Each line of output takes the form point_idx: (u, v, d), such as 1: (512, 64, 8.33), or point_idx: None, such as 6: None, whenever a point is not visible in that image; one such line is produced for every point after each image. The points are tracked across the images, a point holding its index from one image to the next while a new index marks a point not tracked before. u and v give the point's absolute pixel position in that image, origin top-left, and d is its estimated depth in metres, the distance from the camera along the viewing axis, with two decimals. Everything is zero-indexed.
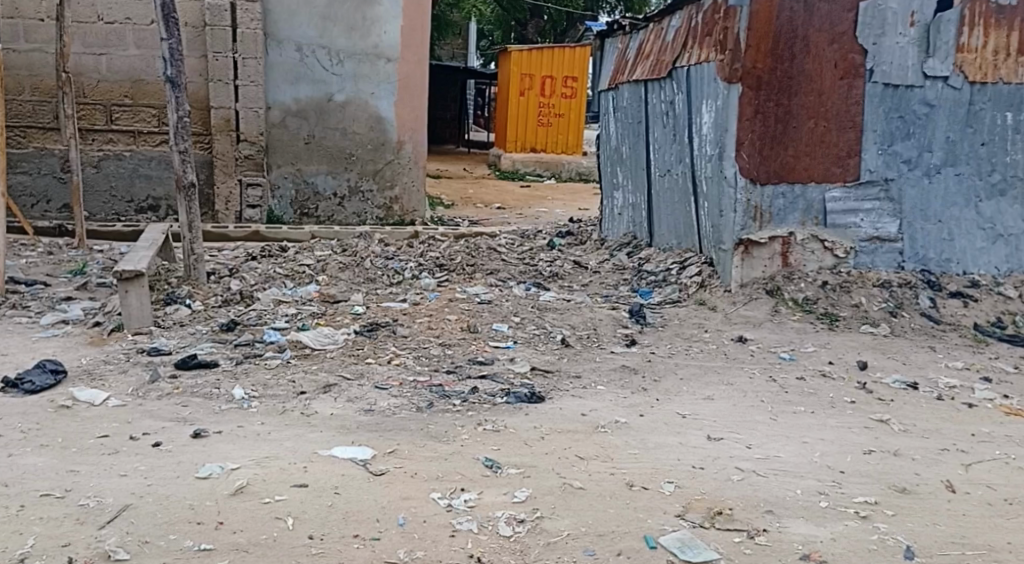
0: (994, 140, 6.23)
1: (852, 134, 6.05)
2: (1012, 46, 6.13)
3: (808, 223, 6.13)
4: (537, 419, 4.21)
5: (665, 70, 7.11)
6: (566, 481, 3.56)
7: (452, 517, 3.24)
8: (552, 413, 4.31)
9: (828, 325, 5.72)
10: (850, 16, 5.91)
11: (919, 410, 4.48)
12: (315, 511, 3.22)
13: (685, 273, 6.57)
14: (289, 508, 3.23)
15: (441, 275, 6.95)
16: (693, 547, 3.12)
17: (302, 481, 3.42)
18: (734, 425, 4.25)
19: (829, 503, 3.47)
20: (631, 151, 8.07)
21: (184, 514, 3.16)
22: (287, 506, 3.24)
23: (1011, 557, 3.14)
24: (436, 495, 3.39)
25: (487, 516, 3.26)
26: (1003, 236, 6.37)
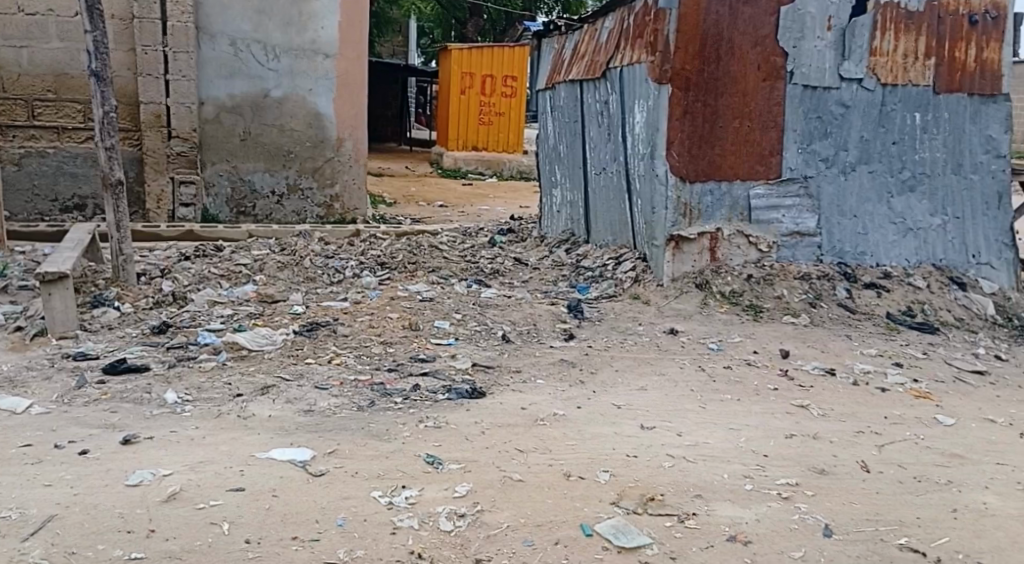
0: (905, 139, 6.50)
1: (774, 133, 6.30)
2: (921, 50, 6.39)
3: (734, 219, 6.37)
4: (479, 414, 4.32)
5: (599, 70, 7.28)
6: (507, 474, 3.67)
7: (393, 514, 3.33)
8: (493, 407, 4.43)
9: (753, 317, 5.94)
10: (771, 20, 6.16)
11: (838, 395, 4.71)
12: (252, 515, 3.28)
13: (621, 269, 6.75)
14: (225, 513, 3.28)
15: (383, 273, 7.01)
16: (628, 533, 3.26)
17: (238, 486, 3.47)
18: (666, 414, 4.42)
19: (753, 485, 3.65)
20: (569, 150, 8.22)
21: (114, 523, 3.20)
22: (223, 510, 3.29)
23: (919, 530, 3.33)
24: (377, 493, 3.47)
25: (429, 512, 3.36)
26: (913, 230, 6.61)
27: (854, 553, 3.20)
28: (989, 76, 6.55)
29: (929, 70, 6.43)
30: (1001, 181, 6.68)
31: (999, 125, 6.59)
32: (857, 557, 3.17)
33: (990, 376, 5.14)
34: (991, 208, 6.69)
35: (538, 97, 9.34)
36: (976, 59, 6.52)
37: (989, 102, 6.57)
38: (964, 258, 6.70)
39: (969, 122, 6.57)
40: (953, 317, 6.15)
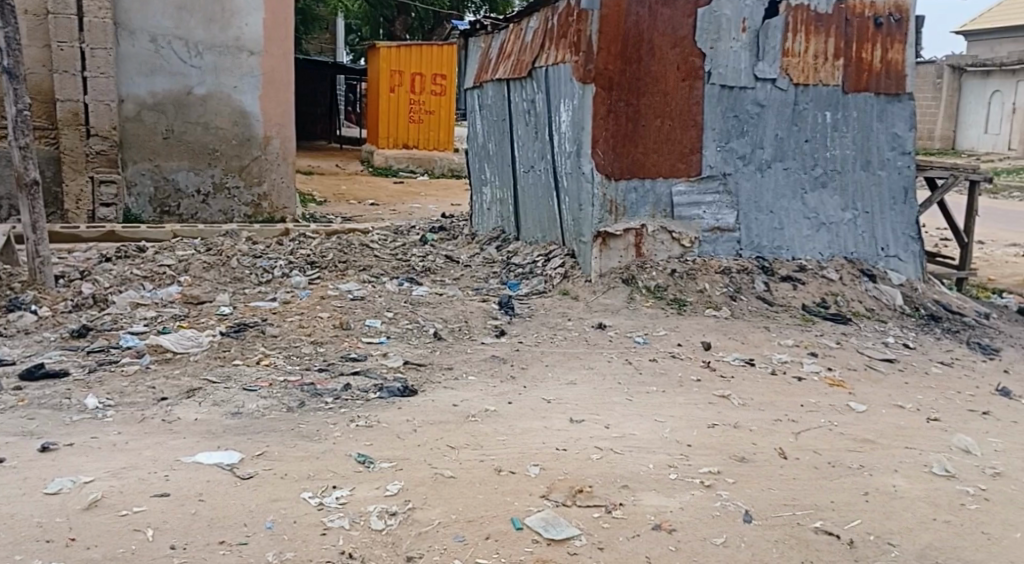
0: (817, 137, 6.73)
1: (695, 132, 6.46)
2: (831, 51, 6.63)
3: (657, 216, 6.52)
4: (410, 412, 4.34)
5: (525, 70, 7.35)
6: (439, 471, 3.70)
7: (323, 516, 3.33)
8: (424, 405, 4.45)
9: (677, 310, 6.08)
10: (690, 22, 6.31)
11: (757, 384, 4.86)
12: (177, 521, 3.25)
13: (550, 265, 6.84)
14: (148, 519, 3.24)
15: (313, 273, 6.96)
16: (557, 526, 3.32)
17: (162, 491, 3.43)
18: (595, 407, 4.51)
19: (678, 474, 3.75)
20: (497, 148, 8.28)
21: (31, 532, 3.14)
22: (147, 517, 3.26)
23: (834, 513, 3.46)
24: (307, 494, 3.47)
25: (359, 512, 3.37)
26: (826, 224, 6.84)
27: (771, 537, 3.31)
28: (893, 77, 6.83)
29: (838, 71, 6.68)
30: (907, 176, 6.97)
31: (904, 123, 6.89)
32: (776, 540, 3.29)
33: (899, 363, 5.36)
34: (898, 203, 6.98)
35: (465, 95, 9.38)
36: (881, 60, 6.79)
37: (894, 101, 6.86)
38: (874, 251, 6.96)
39: (876, 120, 6.84)
40: (864, 307, 6.39)
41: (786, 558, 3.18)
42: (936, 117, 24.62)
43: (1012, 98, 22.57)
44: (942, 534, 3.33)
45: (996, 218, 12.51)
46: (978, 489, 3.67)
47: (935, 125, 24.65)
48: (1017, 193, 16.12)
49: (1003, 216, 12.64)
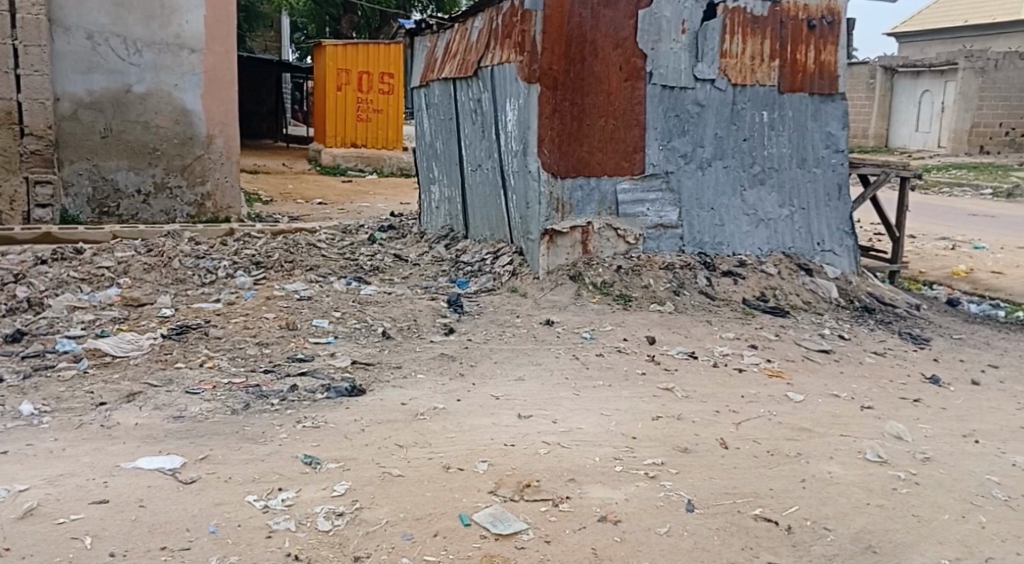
0: (754, 136, 6.90)
1: (637, 131, 6.56)
2: (767, 53, 6.81)
3: (603, 213, 6.60)
4: (358, 411, 4.34)
5: (470, 70, 7.39)
6: (386, 470, 3.72)
7: (269, 518, 3.33)
8: (372, 404, 4.46)
9: (623, 306, 6.17)
10: (631, 23, 6.41)
11: (700, 377, 4.97)
12: (116, 528, 3.21)
13: (498, 263, 6.87)
14: (87, 527, 3.21)
15: (258, 273, 6.90)
16: (505, 521, 3.36)
17: (102, 498, 3.40)
18: (542, 402, 4.56)
19: (623, 466, 3.82)
20: (445, 147, 8.30)
21: None
22: (85, 524, 3.22)
23: (773, 500, 3.55)
24: (252, 497, 3.46)
25: (306, 513, 3.37)
26: (764, 221, 7.00)
27: (713, 525, 3.38)
28: (827, 77, 7.04)
29: (774, 72, 6.86)
30: (840, 173, 7.19)
31: (837, 122, 7.11)
32: (717, 528, 3.36)
33: (834, 354, 5.52)
34: (832, 199, 7.19)
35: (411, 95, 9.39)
36: (815, 61, 6.99)
37: (828, 101, 7.08)
38: (810, 246, 7.15)
39: (810, 120, 7.05)
40: (801, 301, 6.55)
41: (726, 545, 3.26)
42: (870, 116, 25.25)
43: (942, 97, 23.09)
44: (875, 518, 3.43)
45: (927, 213, 12.89)
46: (909, 473, 3.80)
47: (868, 124, 25.28)
48: (946, 188, 16.61)
49: (931, 212, 13.00)
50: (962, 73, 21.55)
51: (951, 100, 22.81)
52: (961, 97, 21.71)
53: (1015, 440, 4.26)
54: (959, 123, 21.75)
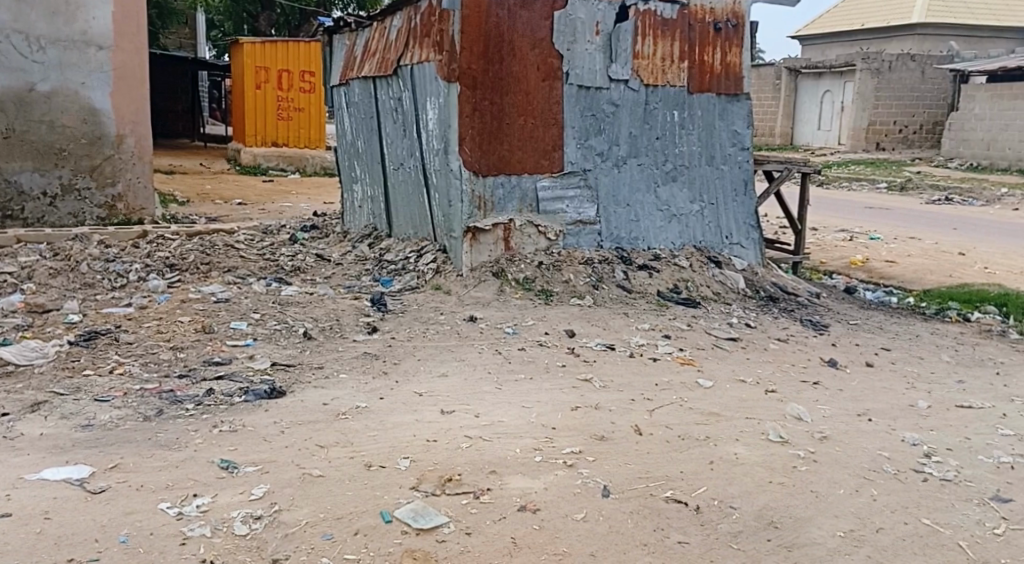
0: (666, 135, 7.12)
1: (556, 130, 6.70)
2: (676, 54, 7.03)
3: (524, 210, 6.72)
4: (278, 413, 4.36)
5: (390, 69, 7.42)
6: (306, 471, 3.75)
7: (183, 525, 3.33)
8: (293, 406, 4.48)
9: (545, 301, 6.30)
10: (547, 24, 6.54)
11: (617, 367, 5.13)
12: (20, 542, 3.18)
13: (422, 261, 6.92)
14: None
15: (172, 275, 6.82)
16: (426, 515, 3.43)
17: (5, 512, 3.35)
18: (465, 397, 4.65)
19: (542, 456, 3.93)
20: (366, 145, 8.31)
21: None
22: None
23: (683, 483, 3.71)
24: (166, 504, 3.46)
25: (222, 518, 3.38)
26: (677, 216, 7.23)
27: (626, 509, 3.51)
28: (733, 78, 7.31)
29: (683, 73, 7.09)
30: (745, 170, 7.49)
31: (742, 122, 7.40)
32: (630, 512, 3.49)
33: (742, 341, 5.74)
34: (739, 194, 7.48)
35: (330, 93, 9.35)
36: (721, 63, 7.25)
37: (734, 101, 7.35)
38: (720, 240, 7.42)
39: (718, 119, 7.31)
40: (711, 292, 6.78)
41: (639, 528, 3.39)
42: (777, 114, 26.06)
43: (841, 98, 23.98)
44: (777, 496, 3.62)
45: (826, 206, 13.42)
46: (808, 452, 4.01)
47: (775, 122, 26.08)
48: (845, 183, 17.27)
49: (831, 205, 13.56)
50: (859, 74, 22.31)
51: (848, 100, 23.68)
52: (858, 97, 22.56)
53: (905, 417, 4.52)
54: (859, 121, 22.61)
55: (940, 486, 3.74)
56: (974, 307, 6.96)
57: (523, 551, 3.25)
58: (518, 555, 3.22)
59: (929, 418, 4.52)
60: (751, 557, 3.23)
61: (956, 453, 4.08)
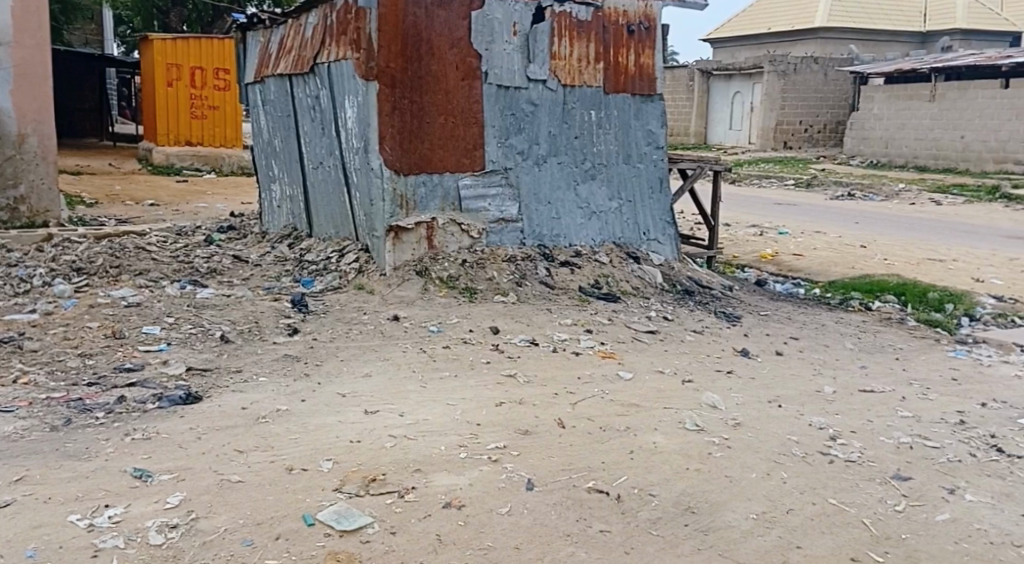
0: (585, 134, 7.26)
1: (476, 129, 6.77)
2: (592, 55, 7.19)
3: (446, 209, 6.77)
4: (194, 419, 4.31)
5: (306, 66, 7.37)
6: (224, 477, 3.72)
7: (94, 536, 3.26)
8: (208, 410, 4.44)
9: (469, 298, 6.35)
10: (465, 24, 6.61)
11: (541, 362, 5.24)
12: None
13: (344, 261, 6.90)
14: None
15: (80, 280, 6.66)
16: (349, 517, 3.43)
17: None
18: (390, 396, 4.68)
19: (467, 453, 4.00)
20: (283, 144, 8.23)
21: None
22: None
23: (604, 473, 3.82)
24: (75, 517, 3.38)
25: (136, 528, 3.32)
26: (598, 213, 7.38)
27: (550, 501, 3.60)
28: (646, 79, 7.51)
29: (599, 73, 7.25)
30: (661, 168, 7.69)
31: (657, 121, 7.60)
32: (554, 503, 3.58)
33: (661, 334, 5.91)
34: (655, 192, 7.68)
35: (244, 90, 9.22)
36: (635, 64, 7.45)
37: (648, 101, 7.54)
38: (638, 236, 7.61)
39: (634, 118, 7.50)
40: (631, 286, 6.93)
41: (563, 518, 3.48)
42: (691, 114, 26.66)
43: (751, 98, 24.68)
44: (694, 481, 3.76)
45: (738, 203, 13.80)
46: (723, 438, 4.18)
47: (689, 122, 26.67)
48: (756, 181, 17.78)
49: (742, 202, 14.00)
50: (765, 76, 23.02)
51: (758, 100, 24.38)
52: (766, 98, 23.25)
53: (812, 401, 4.74)
54: (768, 121, 23.31)
55: (845, 467, 3.94)
56: (875, 296, 7.30)
57: (448, 547, 3.29)
58: (444, 552, 3.26)
59: (834, 402, 4.75)
60: (669, 542, 3.34)
61: (860, 435, 4.30)
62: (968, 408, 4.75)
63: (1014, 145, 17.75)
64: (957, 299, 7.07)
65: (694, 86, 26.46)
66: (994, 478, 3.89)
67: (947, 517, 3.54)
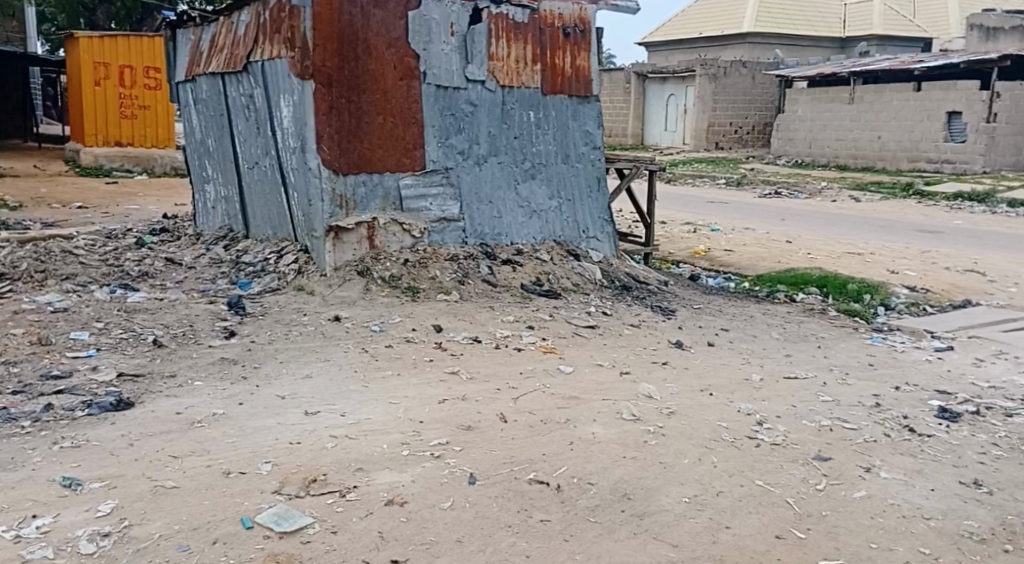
0: (524, 134, 7.42)
1: (416, 129, 6.88)
2: (529, 56, 7.35)
3: (387, 209, 6.87)
4: (126, 426, 4.34)
5: (240, 65, 7.37)
6: (158, 484, 3.73)
7: (22, 548, 3.25)
8: (141, 416, 4.46)
9: (412, 297, 6.46)
10: (401, 23, 6.71)
11: (483, 358, 5.38)
12: None
13: (283, 262, 6.94)
14: None
15: (3, 285, 6.59)
16: (289, 518, 3.47)
17: None
18: (331, 397, 4.77)
19: (410, 450, 4.10)
20: (217, 144, 8.21)
21: None
22: None
23: (544, 464, 3.98)
24: (2, 528, 3.37)
25: (66, 538, 3.32)
26: (538, 212, 7.56)
27: (492, 493, 3.73)
28: (583, 81, 7.70)
29: (537, 74, 7.42)
30: (598, 167, 7.90)
31: (594, 122, 7.80)
32: (496, 496, 3.71)
33: (599, 328, 6.11)
34: (593, 191, 7.89)
35: (174, 89, 9.15)
36: (571, 67, 7.63)
37: (585, 102, 7.74)
38: (578, 234, 7.81)
39: (571, 119, 7.68)
40: (571, 283, 7.11)
41: (504, 510, 3.61)
42: (627, 115, 27.06)
43: (684, 100, 25.20)
44: (629, 469, 3.94)
45: (669, 202, 14.13)
46: (657, 427, 4.37)
47: (625, 123, 27.08)
48: (689, 180, 18.16)
49: (675, 200, 14.37)
50: (698, 79, 23.48)
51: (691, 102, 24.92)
52: (698, 101, 23.76)
53: (740, 389, 4.98)
54: (700, 122, 23.82)
55: (770, 450, 4.17)
56: (799, 289, 7.61)
57: (390, 543, 3.36)
58: (386, 548, 3.33)
59: (760, 389, 5.00)
60: (605, 528, 3.51)
61: (784, 419, 4.54)
62: (884, 391, 5.05)
63: (927, 145, 18.42)
64: (874, 290, 7.42)
65: (629, 89, 26.90)
66: (907, 456, 4.17)
67: (864, 494, 3.79)
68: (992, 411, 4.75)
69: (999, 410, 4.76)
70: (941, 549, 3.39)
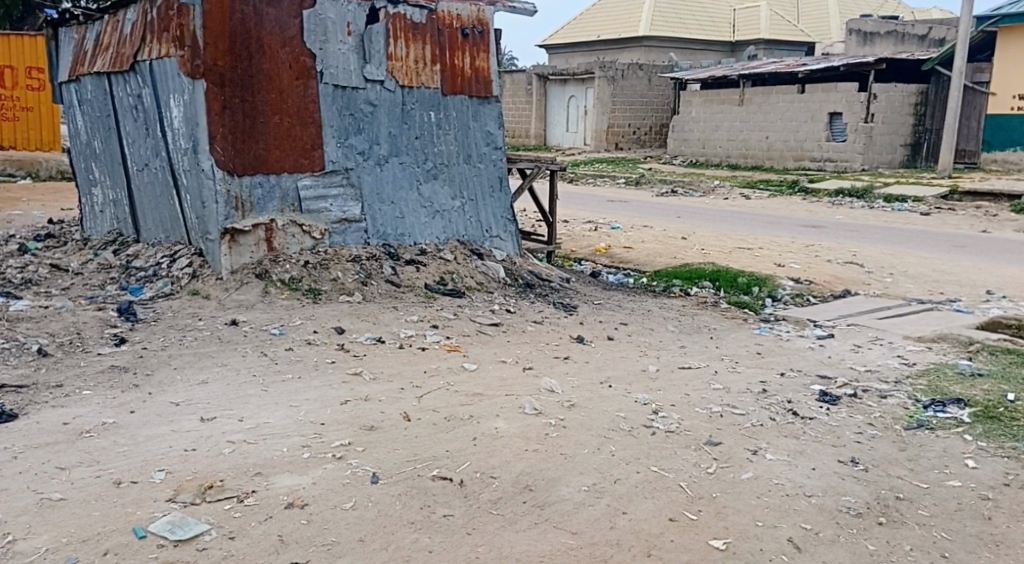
0: (425, 134, 7.43)
1: (314, 129, 6.81)
2: (428, 57, 7.36)
3: (285, 210, 6.77)
4: (9, 439, 4.15)
5: (126, 64, 7.14)
6: (45, 496, 3.59)
7: None
8: (26, 429, 4.28)
9: (313, 299, 6.39)
10: (296, 23, 6.63)
11: (386, 359, 5.37)
12: None
13: (176, 266, 6.75)
14: None
15: None
16: (183, 526, 3.40)
17: None
18: (228, 402, 4.68)
19: (310, 452, 4.06)
20: (104, 146, 7.93)
21: None
22: None
23: (447, 461, 4.00)
24: None
25: None
26: (440, 212, 7.57)
27: (393, 492, 3.73)
28: (482, 82, 7.74)
29: (436, 75, 7.43)
30: (499, 167, 7.96)
31: (494, 122, 7.86)
32: (398, 494, 3.72)
33: (502, 326, 6.17)
34: (495, 190, 7.95)
35: (57, 89, 8.79)
36: (470, 67, 7.67)
37: (485, 102, 7.78)
38: (481, 233, 7.87)
39: (472, 119, 7.73)
40: (474, 282, 7.14)
41: (406, 507, 3.62)
42: (530, 117, 27.32)
43: (584, 101, 25.53)
44: (531, 461, 4.01)
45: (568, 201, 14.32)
46: (557, 420, 4.45)
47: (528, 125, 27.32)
48: (589, 180, 18.43)
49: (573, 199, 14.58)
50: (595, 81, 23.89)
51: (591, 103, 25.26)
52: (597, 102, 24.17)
53: (638, 380, 5.11)
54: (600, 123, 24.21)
55: (665, 437, 4.29)
56: (693, 282, 7.85)
57: (290, 546, 3.33)
58: (287, 551, 3.29)
59: (656, 380, 5.14)
60: (507, 520, 3.55)
61: (678, 407, 4.68)
62: (771, 378, 5.26)
63: (810, 145, 19.20)
64: (763, 282, 7.72)
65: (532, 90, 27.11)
66: (791, 438, 4.35)
67: (751, 475, 3.95)
68: (868, 393, 5.01)
69: (874, 392, 5.02)
70: (822, 524, 3.56)
